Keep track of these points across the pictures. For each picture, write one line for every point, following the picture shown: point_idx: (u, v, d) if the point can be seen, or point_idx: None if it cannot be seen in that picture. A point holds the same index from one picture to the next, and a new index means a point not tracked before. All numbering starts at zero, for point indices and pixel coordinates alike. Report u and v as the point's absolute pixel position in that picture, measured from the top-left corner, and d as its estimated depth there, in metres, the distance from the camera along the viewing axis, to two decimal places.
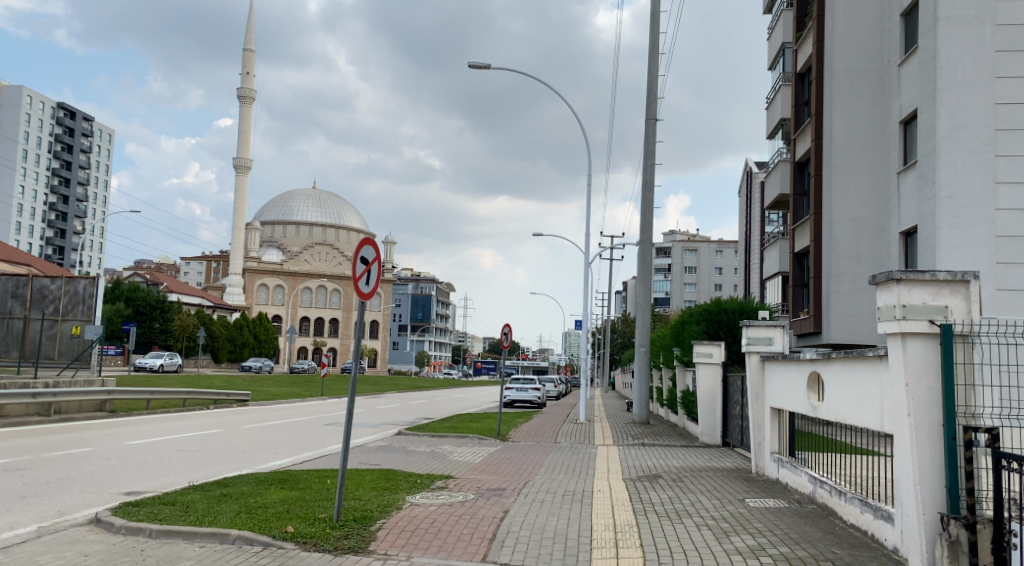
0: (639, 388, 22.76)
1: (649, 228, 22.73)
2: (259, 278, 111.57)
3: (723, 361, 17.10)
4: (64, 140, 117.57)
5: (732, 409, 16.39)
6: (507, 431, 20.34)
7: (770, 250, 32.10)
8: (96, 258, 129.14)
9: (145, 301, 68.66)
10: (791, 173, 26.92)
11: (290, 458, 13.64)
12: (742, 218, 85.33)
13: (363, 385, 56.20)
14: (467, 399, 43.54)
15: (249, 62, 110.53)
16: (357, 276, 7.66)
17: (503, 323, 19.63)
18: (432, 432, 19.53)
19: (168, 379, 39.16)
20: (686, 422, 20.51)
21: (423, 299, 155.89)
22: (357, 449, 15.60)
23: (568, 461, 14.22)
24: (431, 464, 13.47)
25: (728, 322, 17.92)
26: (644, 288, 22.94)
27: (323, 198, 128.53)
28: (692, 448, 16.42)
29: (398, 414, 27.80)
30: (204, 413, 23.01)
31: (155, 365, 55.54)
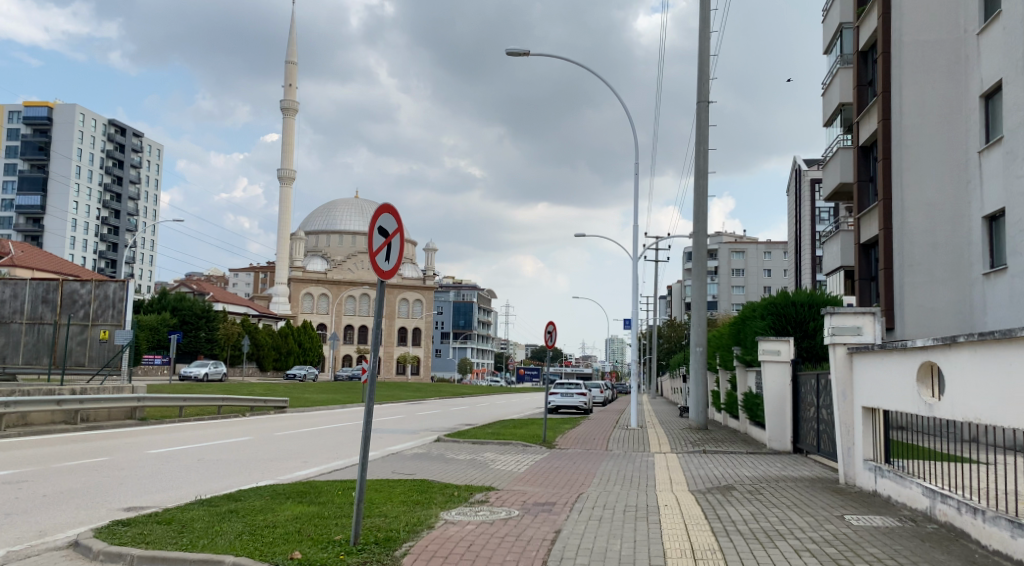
0: (696, 390, 21.20)
1: (702, 217, 21.17)
2: (304, 287, 112.68)
3: (792, 359, 15.45)
4: (114, 156, 120.57)
5: (805, 411, 14.72)
6: (553, 438, 18.96)
7: (829, 243, 30.18)
8: (147, 271, 131.44)
9: (191, 310, 68.83)
10: (855, 159, 24.97)
11: (319, 467, 12.48)
12: (792, 217, 82.48)
13: (405, 391, 55.26)
14: (510, 406, 42.20)
15: (291, 74, 111.78)
16: (374, 250, 6.41)
17: (548, 321, 18.26)
18: (472, 439, 18.25)
19: (210, 387, 38.80)
20: (749, 427, 18.88)
21: (465, 306, 155.40)
22: (392, 458, 14.39)
23: (623, 470, 12.77)
24: (471, 474, 12.17)
25: (797, 316, 16.19)
26: (700, 284, 21.37)
27: (365, 207, 128.94)
28: (760, 455, 14.84)
29: (439, 420, 26.64)
30: (239, 420, 22.16)
31: (200, 374, 55.64)
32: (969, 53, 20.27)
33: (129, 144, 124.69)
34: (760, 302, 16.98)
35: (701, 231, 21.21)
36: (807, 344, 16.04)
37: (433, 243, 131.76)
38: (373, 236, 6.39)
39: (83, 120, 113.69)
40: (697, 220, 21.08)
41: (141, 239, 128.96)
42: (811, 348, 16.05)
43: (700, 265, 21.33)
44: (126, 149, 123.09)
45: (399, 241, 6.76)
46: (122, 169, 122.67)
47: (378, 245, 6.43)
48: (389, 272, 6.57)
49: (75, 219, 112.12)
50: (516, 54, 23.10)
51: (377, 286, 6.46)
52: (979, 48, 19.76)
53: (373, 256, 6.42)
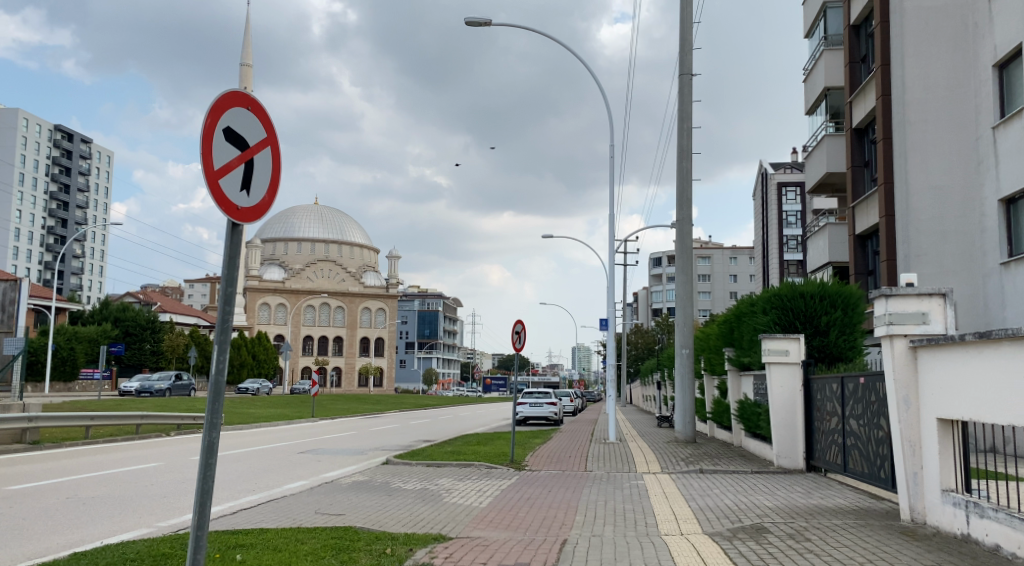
0: (682, 398, 18.80)
1: (686, 204, 18.92)
2: (260, 297, 108.78)
3: (802, 361, 13.20)
4: (60, 162, 115.45)
5: (821, 422, 12.44)
6: (522, 455, 16.36)
7: (815, 236, 28.12)
8: (96, 282, 125.96)
9: (135, 321, 65.16)
10: (848, 142, 22.83)
11: (210, 512, 9.61)
12: (757, 223, 81.27)
13: (363, 404, 52.21)
14: (474, 417, 39.51)
15: (247, 77, 108.14)
16: (210, 160, 3.66)
17: (516, 320, 15.63)
18: (427, 460, 15.46)
19: (144, 402, 35.32)
20: (745, 441, 16.53)
21: (430, 315, 152.31)
22: (324, 489, 11.64)
23: (611, 501, 10.19)
24: (418, 513, 9.40)
25: (806, 310, 13.74)
26: (684, 279, 19.02)
27: (324, 213, 124.98)
28: (769, 476, 12.44)
29: (394, 437, 23.80)
30: (158, 441, 19.10)
31: (142, 389, 52.04)
32: (979, 20, 18.32)
33: (77, 150, 119.38)
34: (761, 296, 14.56)
35: (685, 219, 18.96)
36: (818, 343, 13.60)
37: (396, 251, 128.64)
38: (212, 144, 3.70)
39: (28, 126, 108.32)
40: (681, 206, 18.90)
41: (89, 250, 123.51)
42: (823, 349, 13.63)
43: (685, 257, 19.03)
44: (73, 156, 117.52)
45: (263, 154, 4.09)
46: (69, 177, 116.97)
47: (223, 160, 3.74)
48: (251, 215, 3.96)
49: (19, 228, 106.49)
50: (474, 23, 20.54)
51: (228, 233, 3.83)
52: (991, 13, 17.79)
53: (217, 182, 3.74)
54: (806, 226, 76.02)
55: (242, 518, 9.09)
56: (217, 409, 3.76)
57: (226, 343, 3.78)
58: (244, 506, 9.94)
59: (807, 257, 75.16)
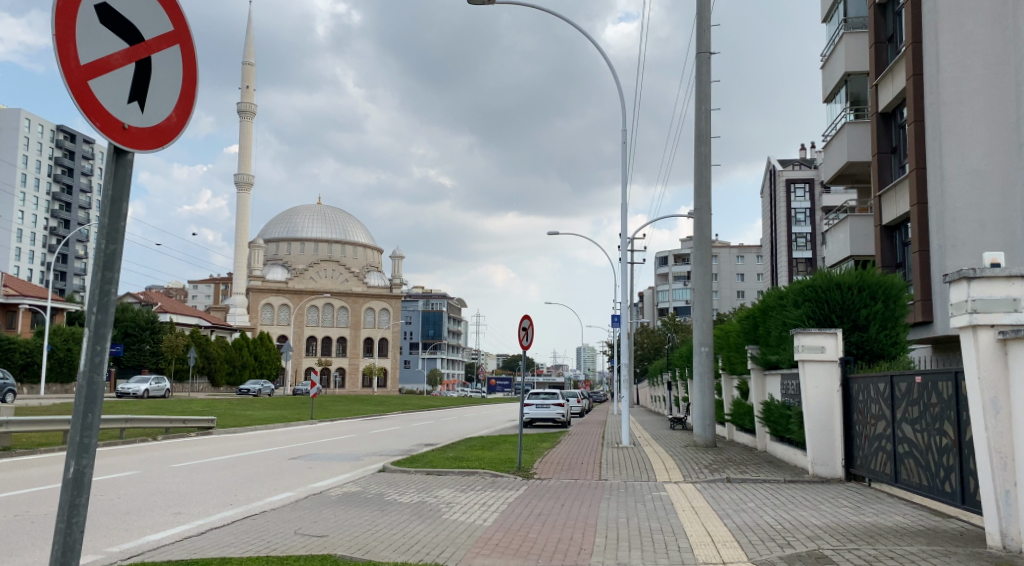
0: (701, 399, 17.54)
1: (705, 192, 18.02)
2: (263, 298, 107.83)
3: (840, 360, 11.97)
4: (62, 163, 114.66)
5: (862, 425, 11.25)
6: (530, 461, 15.14)
7: (835, 229, 26.81)
8: (100, 283, 125.41)
9: (134, 322, 64.18)
10: (873, 127, 21.54)
11: (171, 534, 8.25)
12: (765, 221, 79.76)
13: (365, 405, 51.05)
14: (479, 419, 38.28)
15: (249, 76, 107.30)
16: (69, 51, 2.48)
17: (522, 315, 14.39)
18: (427, 468, 14.24)
19: (138, 405, 34.16)
20: (771, 445, 15.30)
21: (434, 315, 151.18)
22: (313, 502, 10.44)
23: (634, 517, 8.96)
24: (411, 535, 8.11)
25: (841, 303, 12.48)
26: (702, 271, 17.89)
27: (328, 212, 123.88)
28: (807, 486, 11.22)
29: (394, 440, 22.60)
30: (141, 447, 17.81)
31: (139, 391, 50.86)
32: None
33: (79, 150, 118.16)
34: (793, 287, 13.24)
35: (704, 207, 17.94)
36: (858, 339, 12.29)
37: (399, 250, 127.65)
38: (76, 26, 2.53)
39: (29, 126, 107.07)
40: (699, 194, 17.94)
41: (91, 250, 122.72)
42: (862, 345, 12.30)
43: (703, 248, 17.96)
44: (76, 156, 116.86)
45: (169, 50, 2.92)
46: (71, 177, 115.46)
47: (94, 53, 2.56)
48: (151, 140, 2.79)
49: (21, 229, 105.60)
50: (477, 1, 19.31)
51: (110, 162, 2.64)
52: None
53: (86, 84, 2.55)
54: (815, 223, 73.94)
55: (207, 544, 7.76)
56: (95, 403, 2.58)
57: (105, 314, 2.58)
58: (213, 525, 8.60)
59: (815, 257, 73.93)
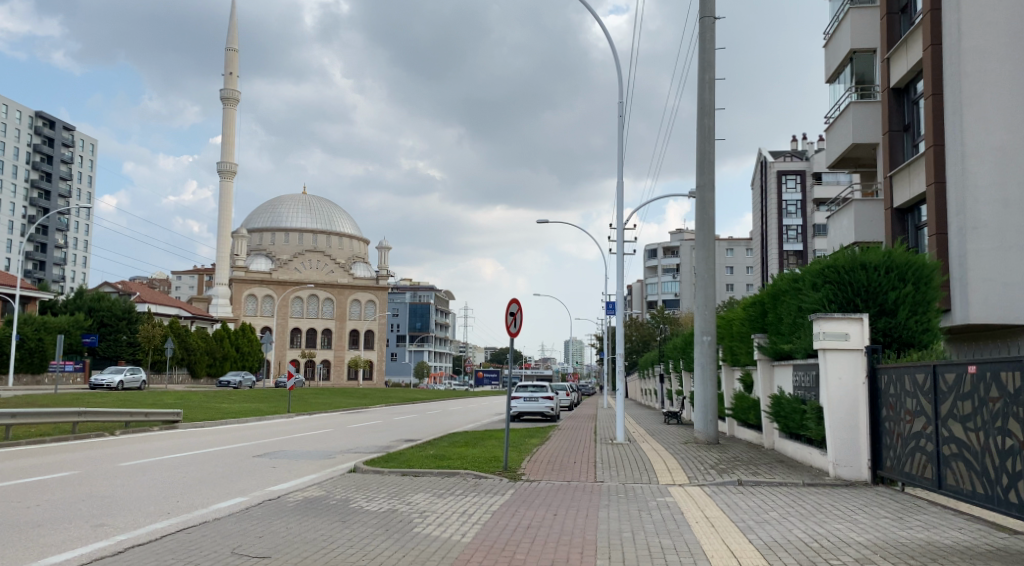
0: (702, 392, 16.22)
1: (708, 167, 16.75)
2: (246, 289, 105.81)
3: (865, 347, 10.71)
4: (41, 150, 112.12)
5: (893, 422, 9.96)
6: (519, 459, 13.77)
7: (838, 215, 25.58)
8: (80, 273, 123.31)
9: (110, 312, 62.53)
10: (884, 103, 20.22)
11: (79, 554, 6.73)
12: (757, 213, 78.52)
13: (348, 397, 49.49)
14: (464, 412, 36.98)
15: (233, 62, 105.19)
16: None
17: (511, 299, 12.98)
18: (403, 468, 12.84)
19: (106, 397, 32.53)
20: (782, 443, 14.01)
21: (421, 308, 149.63)
22: (267, 510, 9.01)
23: (641, 531, 7.57)
24: (371, 556, 6.65)
25: (867, 283, 11.15)
26: (705, 254, 16.59)
27: (313, 201, 121.91)
28: (831, 491, 9.93)
29: (372, 435, 21.22)
30: (92, 443, 16.26)
31: (114, 382, 49.11)
32: None
33: (59, 138, 115.36)
34: (811, 267, 11.87)
35: (707, 184, 16.66)
36: (885, 326, 10.93)
37: (385, 241, 125.94)
38: None
39: (7, 112, 104.25)
40: (702, 171, 16.70)
41: (71, 239, 120.33)
42: (889, 332, 10.94)
43: (705, 229, 16.67)
44: (55, 143, 114.39)
45: None
46: (51, 165, 112.75)
47: None
48: None
49: None
50: None
51: None
52: None
53: None
54: (806, 216, 72.21)
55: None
56: None
57: None
58: (135, 543, 7.10)
59: (806, 249, 71.56)
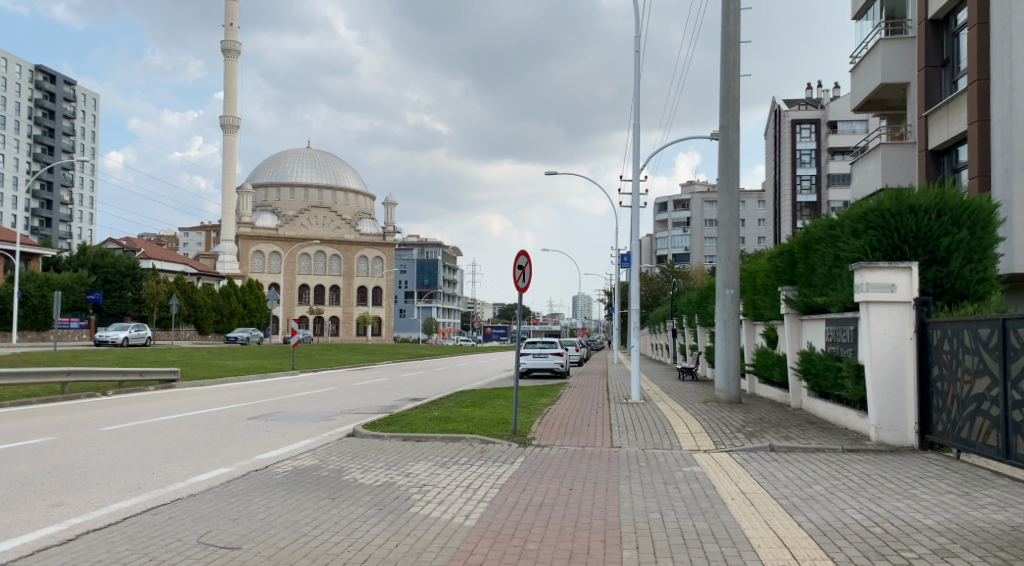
0: (725, 348, 15.22)
1: (733, 105, 15.48)
2: (253, 245, 104.86)
3: (911, 298, 9.64)
4: (43, 105, 110.53)
5: (947, 382, 8.92)
6: (529, 422, 12.83)
7: (864, 159, 24.17)
8: (88, 230, 123.01)
9: (115, 268, 61.89)
10: (921, 36, 18.73)
11: (20, 543, 5.78)
12: (770, 162, 76.31)
13: (354, 354, 48.91)
14: (472, 369, 36.19)
15: (233, 13, 102.68)
16: None
17: (519, 252, 11.92)
18: (405, 431, 11.97)
19: (108, 355, 31.91)
20: (811, 403, 13.01)
21: (429, 264, 148.69)
22: (248, 484, 8.10)
23: (668, 511, 6.61)
24: (360, 546, 5.65)
25: (914, 227, 10.03)
26: (728, 200, 15.49)
27: (318, 156, 120.18)
28: (875, 459, 8.93)
29: (375, 394, 20.39)
30: (79, 405, 15.42)
31: (118, 339, 48.62)
32: None
33: (60, 92, 113.51)
34: (851, 212, 10.74)
35: (731, 124, 15.41)
36: (935, 275, 9.81)
37: (392, 197, 124.50)
38: None
39: (6, 67, 102.45)
40: (725, 109, 15.45)
41: (77, 196, 119.52)
42: (940, 283, 9.84)
43: (728, 173, 15.47)
44: (57, 98, 112.64)
45: None
46: (54, 120, 111.07)
47: None
48: None
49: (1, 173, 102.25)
50: None
51: None
52: None
53: None
54: (822, 166, 69.57)
55: (59, 564, 5.28)
56: None
57: None
58: (91, 527, 6.17)
59: (820, 201, 69.48)
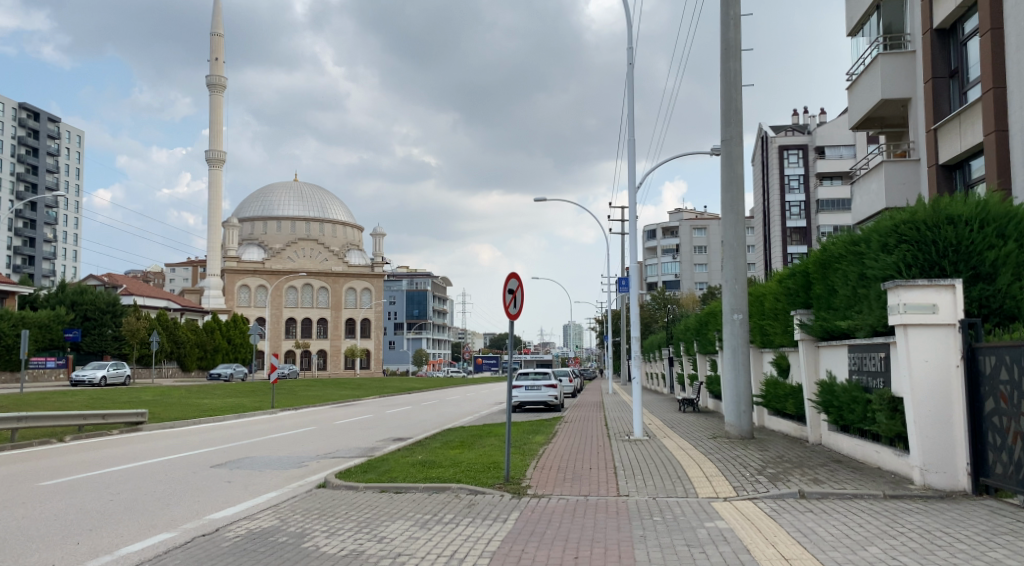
0: (733, 379, 14.01)
1: (735, 117, 14.46)
2: (239, 279, 103.30)
3: (955, 320, 8.46)
4: (26, 142, 109.09)
5: (1004, 416, 7.72)
6: (523, 465, 11.51)
7: (866, 179, 23.13)
8: (71, 267, 121.37)
9: (94, 305, 60.16)
10: (926, 46, 17.83)
11: None
12: (760, 188, 75.75)
13: (341, 389, 47.35)
14: (463, 403, 34.70)
15: (218, 48, 102.29)
16: None
17: (509, 274, 10.71)
18: (386, 479, 10.64)
19: (80, 396, 30.32)
20: (836, 438, 11.74)
21: (418, 295, 147.22)
22: (188, 556, 6.76)
23: None
24: None
25: (950, 240, 8.91)
26: (733, 219, 14.38)
27: (305, 189, 119.20)
28: (927, 508, 7.68)
29: (358, 434, 19.04)
30: (28, 454, 14.01)
31: (95, 378, 46.81)
32: None
33: (44, 129, 112.19)
34: (879, 224, 9.61)
35: (735, 137, 14.39)
36: (982, 294, 8.65)
37: (380, 228, 123.49)
38: None
39: None
40: (728, 121, 14.42)
41: (60, 234, 117.75)
42: (987, 303, 8.67)
43: (732, 190, 14.41)
44: (40, 135, 111.18)
45: None
46: (38, 157, 109.71)
47: None
48: None
49: None
50: None
51: None
52: None
53: None
54: (810, 191, 68.89)
55: None
56: None
57: None
58: None
59: (810, 226, 68.79)
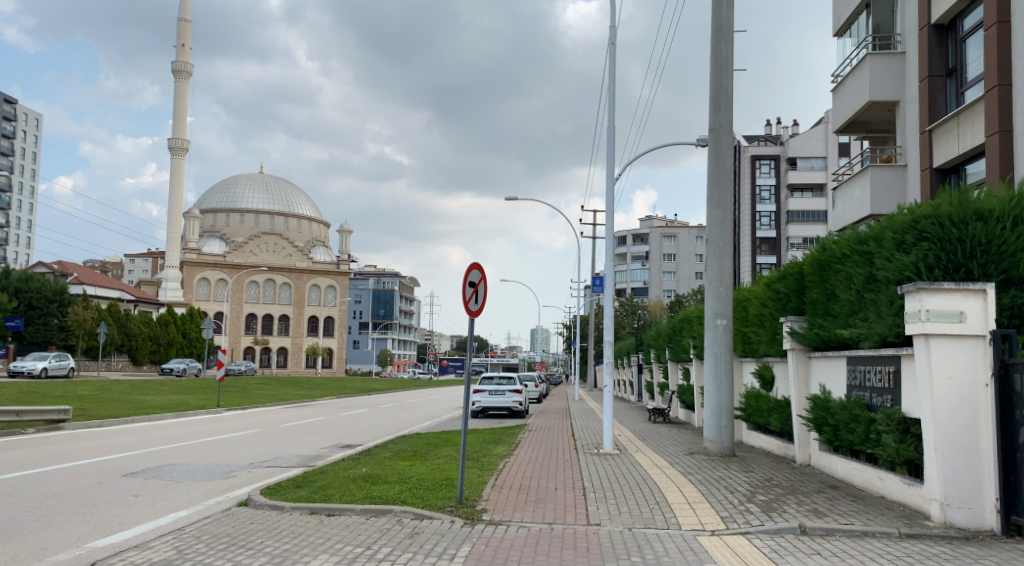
0: (714, 391, 12.75)
1: (725, 103, 13.24)
2: (199, 272, 100.07)
3: (985, 330, 7.26)
4: None
5: None
6: (477, 483, 10.09)
7: (850, 184, 22.10)
8: (24, 253, 117.09)
9: (40, 293, 57.38)
10: (923, 43, 16.87)
11: None
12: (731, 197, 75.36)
13: (297, 388, 45.48)
14: (422, 407, 33.12)
15: (185, 34, 99.39)
16: None
17: (472, 264, 9.32)
18: (317, 497, 9.10)
19: (10, 389, 28.13)
20: (829, 460, 10.52)
21: (385, 294, 144.96)
22: None
23: None
24: None
25: (979, 238, 7.73)
26: (720, 215, 13.14)
27: (271, 182, 116.47)
28: (959, 552, 6.41)
29: (303, 439, 17.44)
30: None
31: (35, 369, 44.34)
32: None
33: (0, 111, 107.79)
34: (894, 221, 8.43)
35: (724, 126, 13.17)
36: (1015, 302, 7.50)
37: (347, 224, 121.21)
38: None
39: None
40: (717, 107, 13.21)
41: (13, 219, 113.46)
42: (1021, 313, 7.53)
43: (719, 184, 13.19)
44: None
45: None
46: None
47: None
48: None
49: None
50: None
51: None
52: None
53: None
54: (781, 202, 68.67)
55: None
56: None
57: None
58: None
59: (780, 237, 68.58)
